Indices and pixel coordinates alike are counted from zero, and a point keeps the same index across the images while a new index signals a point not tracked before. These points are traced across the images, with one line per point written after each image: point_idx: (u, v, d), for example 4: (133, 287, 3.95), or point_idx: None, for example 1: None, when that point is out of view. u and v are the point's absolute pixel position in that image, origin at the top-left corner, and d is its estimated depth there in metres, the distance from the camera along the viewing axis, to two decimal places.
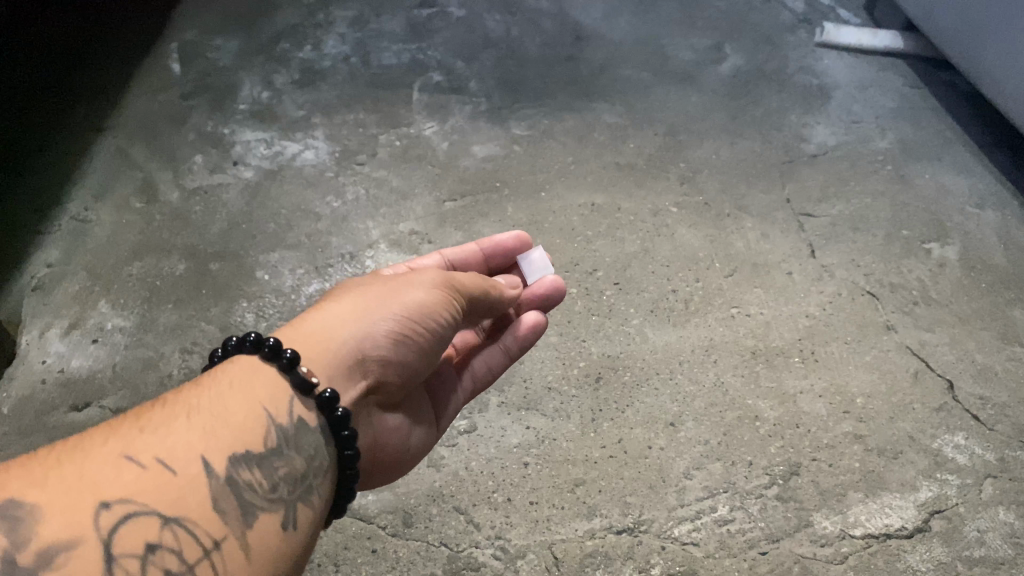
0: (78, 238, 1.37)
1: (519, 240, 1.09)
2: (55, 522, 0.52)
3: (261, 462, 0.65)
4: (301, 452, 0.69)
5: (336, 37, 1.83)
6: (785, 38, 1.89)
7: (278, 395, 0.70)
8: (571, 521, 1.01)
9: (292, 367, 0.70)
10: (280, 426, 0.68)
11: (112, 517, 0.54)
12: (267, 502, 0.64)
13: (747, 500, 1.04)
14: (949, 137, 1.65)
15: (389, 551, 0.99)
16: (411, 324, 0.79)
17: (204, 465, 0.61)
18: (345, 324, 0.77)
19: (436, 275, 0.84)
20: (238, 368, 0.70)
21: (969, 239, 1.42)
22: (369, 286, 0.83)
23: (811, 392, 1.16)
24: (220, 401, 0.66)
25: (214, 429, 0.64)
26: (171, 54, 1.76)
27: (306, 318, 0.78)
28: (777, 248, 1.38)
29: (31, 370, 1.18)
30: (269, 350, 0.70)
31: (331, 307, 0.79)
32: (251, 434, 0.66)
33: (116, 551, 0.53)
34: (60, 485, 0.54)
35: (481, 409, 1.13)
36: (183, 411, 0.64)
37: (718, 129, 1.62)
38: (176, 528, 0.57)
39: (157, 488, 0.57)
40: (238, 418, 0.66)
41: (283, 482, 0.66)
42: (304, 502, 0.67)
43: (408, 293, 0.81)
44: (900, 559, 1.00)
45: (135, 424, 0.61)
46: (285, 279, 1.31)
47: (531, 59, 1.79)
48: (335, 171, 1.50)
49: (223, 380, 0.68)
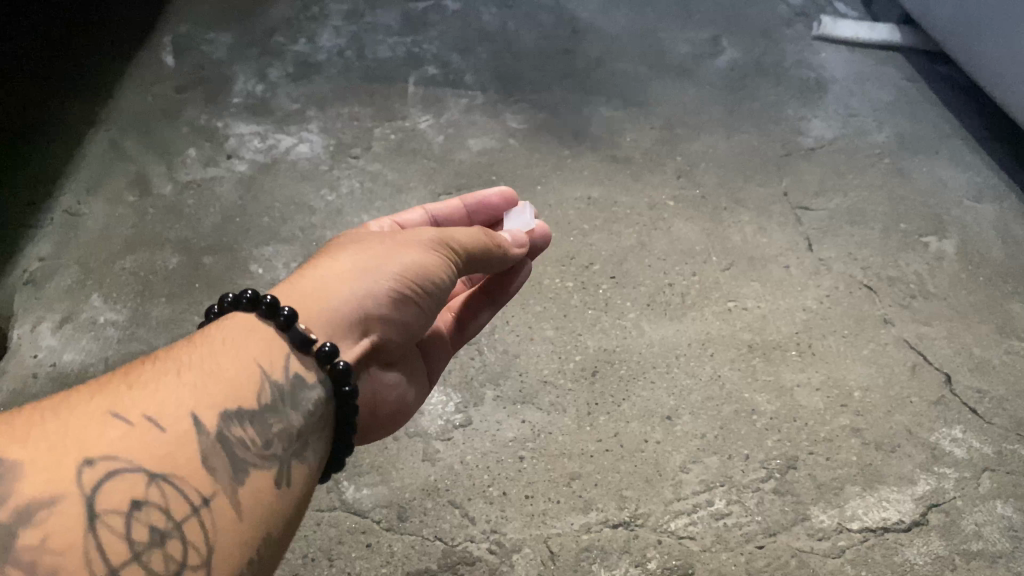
0: (71, 231, 1.35)
1: (503, 199, 1.03)
2: (35, 479, 0.49)
3: (255, 420, 0.62)
4: (297, 410, 0.66)
5: (331, 30, 1.81)
6: (783, 31, 1.88)
7: (273, 353, 0.66)
8: (568, 515, 1.01)
9: (290, 325, 0.68)
10: (276, 384, 0.65)
11: (96, 474, 0.51)
12: (260, 459, 0.61)
13: (744, 494, 1.04)
14: (946, 131, 1.64)
15: (384, 545, 0.98)
16: (412, 286, 0.77)
17: (195, 421, 0.58)
18: (342, 285, 0.74)
19: (430, 234, 0.82)
20: (233, 326, 0.67)
21: (967, 233, 1.41)
22: (367, 243, 0.80)
23: (808, 385, 1.16)
24: (212, 358, 0.63)
25: (206, 386, 0.60)
26: (164, 48, 1.74)
27: (302, 277, 0.74)
28: (774, 242, 1.37)
29: (23, 364, 1.17)
30: (266, 308, 0.68)
31: (331, 264, 0.76)
32: (244, 391, 0.62)
33: (99, 508, 0.50)
34: (41, 442, 0.51)
35: (476, 403, 1.13)
36: (174, 367, 0.60)
37: (715, 123, 1.61)
38: (163, 485, 0.53)
39: (143, 444, 0.54)
40: (231, 375, 0.62)
41: (278, 439, 0.63)
42: (300, 460, 0.64)
43: (406, 253, 0.79)
44: (897, 553, 1.00)
45: (123, 380, 0.58)
46: (279, 273, 1.30)
47: (527, 52, 1.77)
48: (329, 165, 1.49)
49: (217, 338, 0.65)
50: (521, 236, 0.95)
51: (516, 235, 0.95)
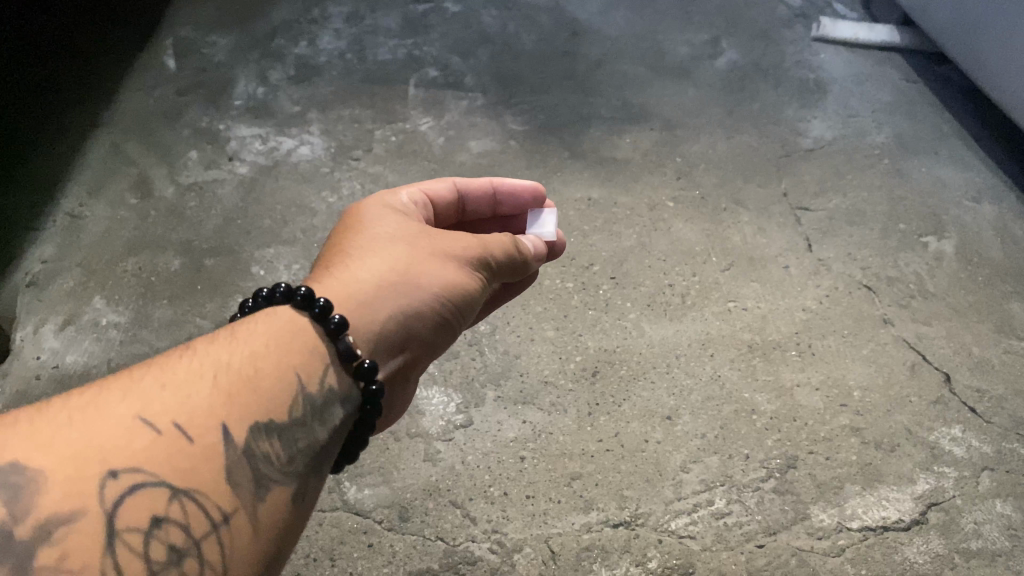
0: (73, 233, 1.36)
1: (533, 196, 1.00)
2: (58, 492, 0.50)
3: (284, 433, 0.61)
4: (324, 425, 0.64)
5: (332, 33, 1.82)
6: (782, 32, 1.88)
7: (311, 361, 0.65)
8: (568, 515, 1.01)
9: (338, 335, 0.66)
10: (309, 396, 0.64)
11: (119, 487, 0.52)
12: (282, 475, 0.60)
13: (744, 493, 1.04)
14: (946, 132, 1.65)
15: (386, 544, 0.99)
16: (448, 304, 0.78)
17: (222, 433, 0.57)
18: (384, 296, 0.73)
19: (474, 249, 0.82)
20: (277, 327, 0.65)
21: (966, 233, 1.42)
22: (405, 248, 0.78)
23: (808, 385, 1.16)
24: (250, 362, 0.62)
25: (238, 395, 0.59)
26: (165, 50, 1.75)
27: (343, 280, 0.72)
28: (773, 243, 1.37)
29: (25, 365, 1.18)
30: (318, 312, 0.66)
31: (377, 268, 0.74)
32: (276, 402, 0.61)
33: (119, 525, 0.50)
34: (67, 450, 0.52)
35: (478, 403, 1.13)
36: (208, 370, 0.59)
37: (715, 124, 1.61)
38: (184, 500, 0.53)
39: (169, 457, 0.54)
40: (266, 384, 0.61)
41: (302, 455, 0.62)
42: (319, 476, 0.64)
43: (451, 269, 0.79)
44: (897, 552, 1.00)
45: (155, 382, 0.58)
46: (280, 274, 1.31)
47: (527, 53, 1.78)
48: (331, 167, 1.50)
49: (258, 340, 0.63)
50: (542, 246, 0.93)
51: (537, 244, 0.93)
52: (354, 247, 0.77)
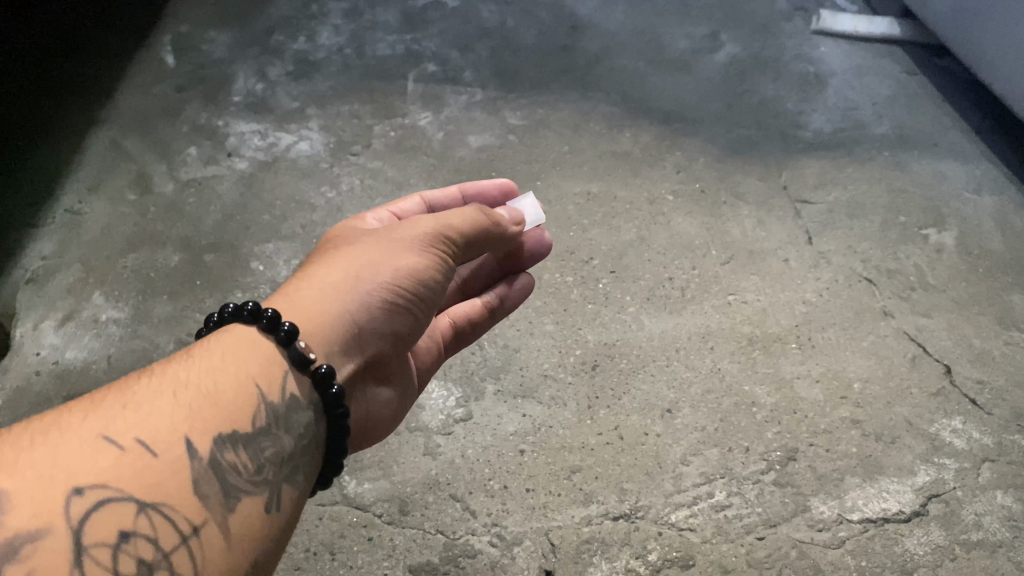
0: (72, 230, 1.36)
1: (503, 191, 1.05)
2: (22, 511, 0.49)
3: (248, 444, 0.62)
4: (290, 433, 0.65)
5: (331, 29, 1.81)
6: (781, 26, 1.88)
7: (271, 370, 0.66)
8: (568, 508, 1.01)
9: (290, 342, 0.67)
10: (272, 406, 0.64)
11: (85, 504, 0.51)
12: (251, 485, 0.60)
13: (744, 485, 1.04)
14: (946, 123, 1.64)
15: (386, 538, 0.99)
16: (404, 289, 0.76)
17: (187, 447, 0.57)
18: (336, 292, 0.73)
19: (426, 231, 0.80)
20: (234, 340, 0.66)
21: (966, 224, 1.41)
22: (360, 246, 0.79)
23: (808, 377, 1.16)
24: (210, 376, 0.62)
25: (201, 409, 0.60)
26: (164, 47, 1.74)
27: (297, 284, 0.75)
28: (773, 236, 1.37)
29: (25, 361, 1.18)
30: (268, 322, 0.67)
31: (320, 278, 0.75)
32: (239, 413, 0.62)
33: (87, 540, 0.50)
34: (29, 470, 0.51)
35: (477, 397, 1.13)
36: (169, 387, 0.60)
37: (715, 118, 1.61)
38: (152, 514, 0.53)
39: (134, 472, 0.54)
40: (228, 396, 0.62)
41: (269, 464, 0.62)
42: (290, 484, 0.64)
43: (400, 255, 0.78)
44: (897, 543, 1.00)
45: (117, 401, 0.58)
46: (280, 269, 1.31)
47: (526, 48, 1.77)
48: (329, 162, 1.49)
49: (217, 355, 0.64)
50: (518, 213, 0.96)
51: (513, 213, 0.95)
52: (313, 259, 0.80)
